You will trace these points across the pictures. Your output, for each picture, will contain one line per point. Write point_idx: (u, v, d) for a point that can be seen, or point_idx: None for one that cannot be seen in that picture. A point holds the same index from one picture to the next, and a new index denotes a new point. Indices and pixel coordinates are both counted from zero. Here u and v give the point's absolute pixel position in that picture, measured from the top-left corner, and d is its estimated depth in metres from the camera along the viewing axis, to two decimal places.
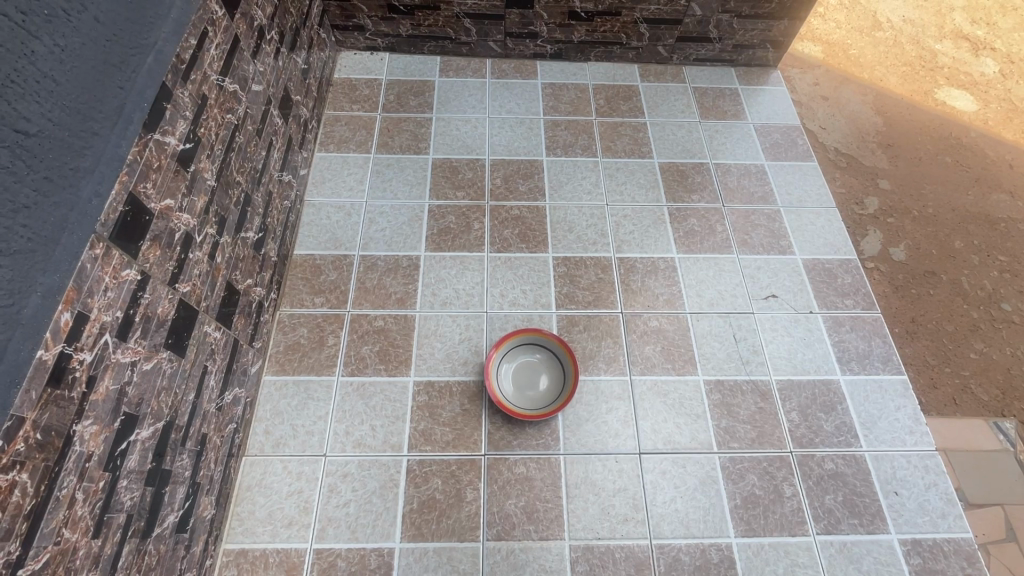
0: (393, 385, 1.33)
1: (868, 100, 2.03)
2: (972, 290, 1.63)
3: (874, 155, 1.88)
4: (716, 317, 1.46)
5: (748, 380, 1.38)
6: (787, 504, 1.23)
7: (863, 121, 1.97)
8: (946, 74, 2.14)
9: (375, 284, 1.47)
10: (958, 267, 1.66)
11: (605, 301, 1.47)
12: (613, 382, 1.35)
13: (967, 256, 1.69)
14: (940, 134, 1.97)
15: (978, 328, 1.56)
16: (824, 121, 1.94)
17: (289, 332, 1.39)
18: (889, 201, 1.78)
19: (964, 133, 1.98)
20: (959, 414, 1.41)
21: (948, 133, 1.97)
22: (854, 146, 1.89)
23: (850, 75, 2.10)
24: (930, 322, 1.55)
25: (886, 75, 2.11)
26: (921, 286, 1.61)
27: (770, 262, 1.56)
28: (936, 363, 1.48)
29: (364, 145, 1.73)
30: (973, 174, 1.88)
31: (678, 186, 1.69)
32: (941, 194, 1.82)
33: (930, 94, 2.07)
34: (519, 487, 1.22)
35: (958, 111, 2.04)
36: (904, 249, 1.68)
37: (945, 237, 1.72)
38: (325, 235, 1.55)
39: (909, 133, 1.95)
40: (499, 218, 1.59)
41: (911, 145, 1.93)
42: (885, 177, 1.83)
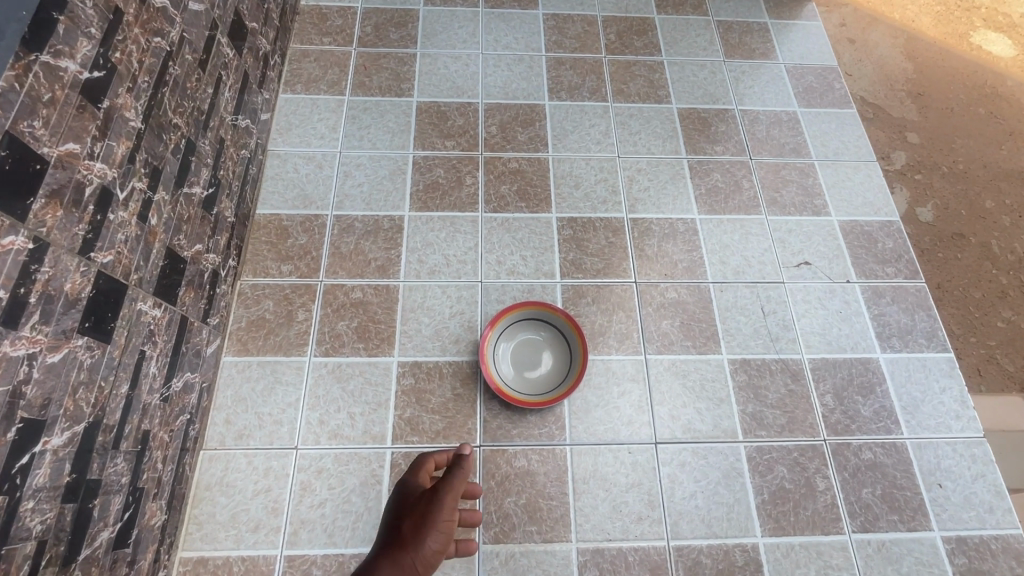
0: (375, 367, 1.15)
1: (898, 44, 1.80)
2: (1001, 254, 1.48)
3: (903, 106, 1.69)
4: (742, 287, 1.29)
5: (777, 359, 1.22)
6: (820, 499, 1.10)
7: (893, 67, 1.75)
8: (982, 15, 1.89)
9: (352, 249, 1.27)
10: (988, 228, 1.52)
11: (617, 269, 1.28)
12: (625, 362, 1.19)
13: (999, 217, 1.54)
14: (976, 82, 1.75)
15: (1007, 295, 1.43)
16: (851, 67, 1.73)
17: (252, 305, 1.20)
18: (917, 156, 1.61)
19: (1000, 81, 1.77)
20: (984, 388, 1.31)
21: (983, 82, 1.76)
22: (882, 96, 1.69)
23: (880, 14, 1.85)
24: (956, 288, 1.43)
25: (918, 15, 1.87)
26: (948, 250, 1.48)
27: (802, 223, 1.38)
28: (960, 334, 1.37)
29: (336, 85, 1.48)
30: (1008, 127, 1.68)
31: (699, 135, 1.48)
32: (973, 149, 1.64)
33: (966, 38, 1.84)
34: (519, 483, 1.07)
35: (993, 57, 1.81)
36: (931, 210, 1.53)
37: (975, 196, 1.56)
38: (292, 192, 1.33)
39: (942, 81, 1.75)
40: (494, 172, 1.38)
41: (944, 94, 1.72)
42: (915, 130, 1.65)
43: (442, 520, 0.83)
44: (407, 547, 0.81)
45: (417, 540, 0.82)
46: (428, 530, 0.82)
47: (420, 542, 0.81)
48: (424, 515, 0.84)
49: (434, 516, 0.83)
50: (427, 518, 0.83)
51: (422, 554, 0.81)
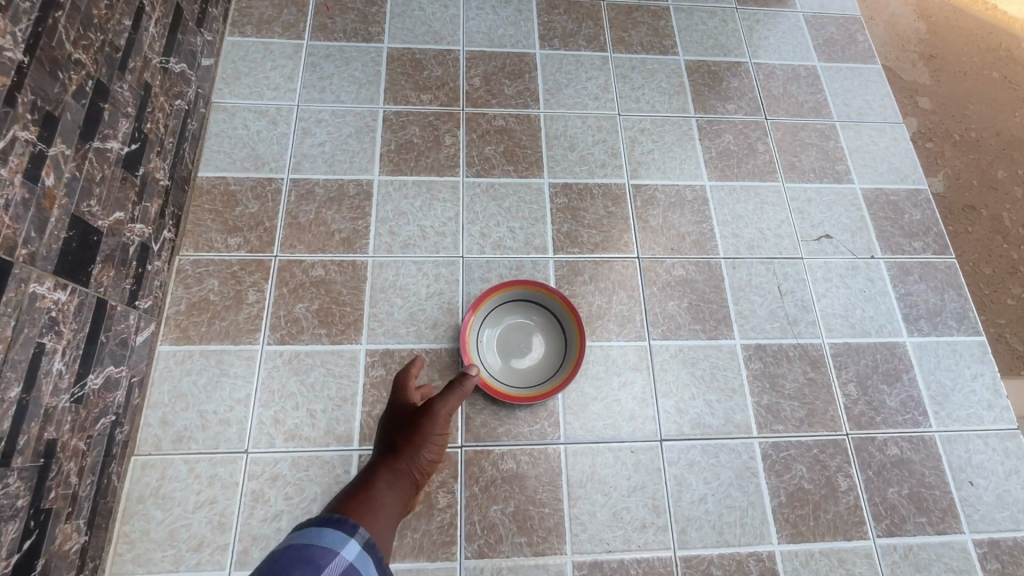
0: (339, 357, 1.00)
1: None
2: (1014, 227, 1.37)
3: (914, 68, 1.54)
4: (757, 263, 1.15)
5: (795, 345, 1.09)
6: (842, 501, 0.98)
7: (904, 27, 1.59)
8: None
9: (312, 219, 1.09)
10: (1000, 200, 1.39)
11: (617, 243, 1.13)
12: (626, 349, 1.05)
13: (1013, 188, 1.41)
14: (990, 44, 1.60)
15: (1019, 271, 1.32)
16: None
17: (193, 285, 1.02)
18: (927, 123, 1.48)
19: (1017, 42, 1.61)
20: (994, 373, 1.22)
21: (998, 43, 1.60)
22: (891, 57, 1.55)
23: None
24: (965, 264, 1.32)
25: None
26: (957, 222, 1.36)
27: (822, 192, 1.23)
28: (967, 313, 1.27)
29: (292, 27, 1.27)
30: None
31: (709, 91, 1.31)
32: (986, 115, 1.50)
33: None
34: (506, 488, 0.94)
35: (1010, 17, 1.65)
36: (941, 180, 1.41)
37: (988, 165, 1.44)
38: (241, 152, 1.14)
39: (955, 42, 1.59)
40: (477, 130, 1.20)
41: (957, 55, 1.58)
42: (925, 95, 1.51)
43: (435, 432, 0.83)
44: (402, 458, 0.81)
45: (411, 450, 0.82)
46: (421, 441, 0.83)
47: (414, 453, 0.82)
48: (417, 426, 0.83)
49: (427, 428, 0.83)
50: (420, 429, 0.83)
51: (417, 464, 0.82)
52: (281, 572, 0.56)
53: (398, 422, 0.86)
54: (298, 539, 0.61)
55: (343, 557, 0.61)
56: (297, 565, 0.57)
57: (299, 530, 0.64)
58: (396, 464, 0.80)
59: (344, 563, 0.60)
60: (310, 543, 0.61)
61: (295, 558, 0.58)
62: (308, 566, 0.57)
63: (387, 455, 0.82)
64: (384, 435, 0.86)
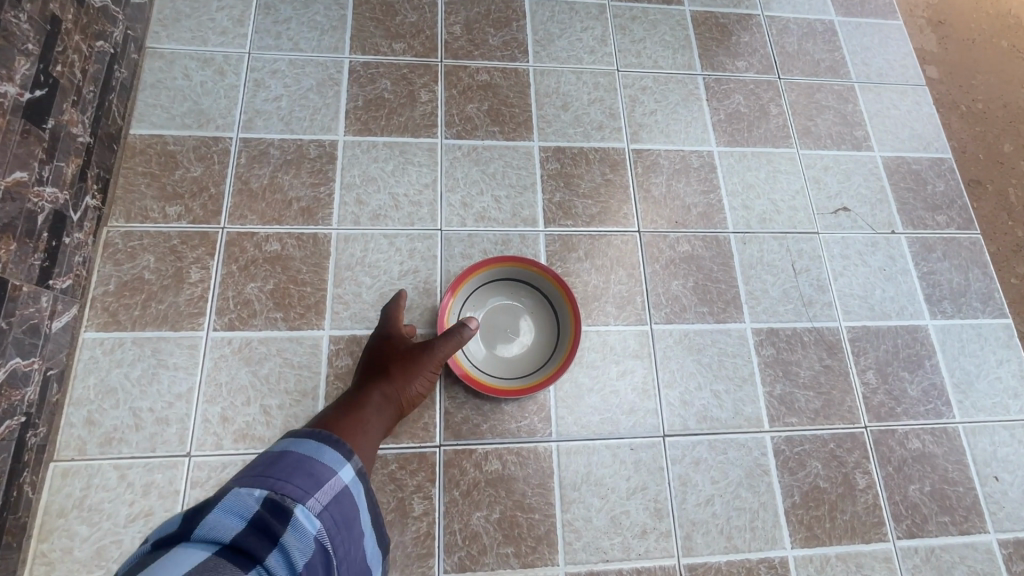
0: (298, 345, 0.86)
1: None
2: None
3: None
4: (770, 238, 1.03)
5: (810, 329, 0.98)
6: (860, 500, 0.89)
7: None
8: None
9: (266, 186, 0.94)
10: None
11: (616, 215, 1.00)
12: (626, 334, 0.93)
13: None
14: None
15: None
16: None
17: (124, 261, 0.87)
18: None
19: None
20: None
21: None
22: None
23: None
24: None
25: None
26: None
27: (840, 160, 1.12)
28: None
29: None
30: None
31: (717, 46, 1.17)
32: None
33: None
34: (491, 493, 0.83)
35: None
36: None
37: None
38: (181, 106, 0.98)
39: None
40: (458, 85, 1.05)
41: None
42: None
43: (430, 370, 0.78)
44: (393, 383, 0.76)
45: (402, 375, 0.77)
46: (415, 375, 0.77)
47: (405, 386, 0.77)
48: (412, 361, 0.78)
49: (422, 365, 0.78)
50: (415, 364, 0.78)
51: (406, 393, 0.77)
52: (282, 480, 0.55)
53: (389, 345, 0.81)
54: (296, 448, 0.59)
55: (340, 478, 0.59)
56: (297, 476, 0.56)
57: (297, 438, 0.61)
58: (385, 388, 0.76)
59: (342, 486, 0.59)
60: (309, 457, 0.59)
61: (295, 469, 0.57)
62: (308, 480, 0.56)
63: (376, 378, 0.77)
64: (372, 354, 0.80)
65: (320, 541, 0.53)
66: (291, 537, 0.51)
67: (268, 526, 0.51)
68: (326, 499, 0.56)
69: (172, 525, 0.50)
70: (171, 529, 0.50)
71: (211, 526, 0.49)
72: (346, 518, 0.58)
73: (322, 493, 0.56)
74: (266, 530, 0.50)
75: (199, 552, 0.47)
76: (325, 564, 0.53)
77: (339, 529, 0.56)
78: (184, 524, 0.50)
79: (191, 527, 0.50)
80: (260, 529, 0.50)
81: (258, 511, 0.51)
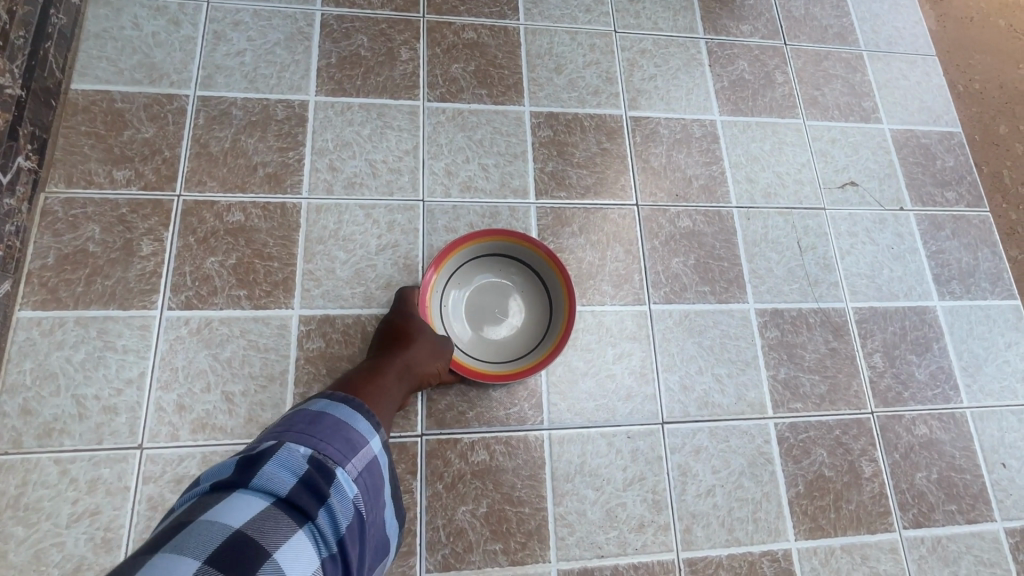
0: (264, 326, 0.78)
1: None
2: None
3: None
4: (774, 214, 0.97)
5: (816, 310, 0.93)
6: (866, 489, 0.85)
7: None
8: None
9: (228, 149, 0.85)
10: None
11: (612, 187, 0.93)
12: (623, 315, 0.87)
13: None
14: None
15: None
16: None
17: (65, 232, 0.78)
18: None
19: None
20: None
21: None
22: None
23: None
24: None
25: None
26: None
27: (847, 132, 1.06)
28: None
29: None
30: None
31: (720, 8, 1.10)
32: None
33: None
34: (478, 485, 0.76)
35: None
36: None
37: None
38: (130, 59, 0.87)
39: None
40: (442, 43, 0.96)
41: None
42: None
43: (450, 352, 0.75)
44: (413, 353, 0.71)
45: (423, 346, 0.72)
46: (436, 352, 0.73)
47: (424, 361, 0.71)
48: (433, 338, 0.74)
49: (443, 344, 0.74)
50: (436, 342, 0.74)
51: (424, 371, 0.71)
52: (324, 442, 0.51)
53: (407, 316, 0.76)
54: (333, 410, 0.55)
55: (375, 447, 0.55)
56: (337, 439, 0.52)
57: (331, 399, 0.56)
58: (405, 356, 0.70)
59: (374, 456, 0.54)
60: (347, 420, 0.54)
61: (334, 432, 0.52)
62: (348, 445, 0.52)
63: (395, 347, 0.72)
64: (391, 323, 0.75)
65: (359, 508, 0.50)
66: (336, 502, 0.48)
67: (317, 487, 0.47)
68: (363, 466, 0.52)
69: (225, 471, 0.47)
70: (220, 475, 0.47)
71: (266, 479, 0.46)
72: (377, 488, 0.54)
73: (360, 459, 0.52)
74: (317, 489, 0.47)
75: (257, 503, 0.44)
76: (361, 531, 0.50)
77: (372, 499, 0.53)
78: (236, 473, 0.46)
79: (242, 476, 0.46)
80: (311, 489, 0.47)
81: (308, 470, 0.48)
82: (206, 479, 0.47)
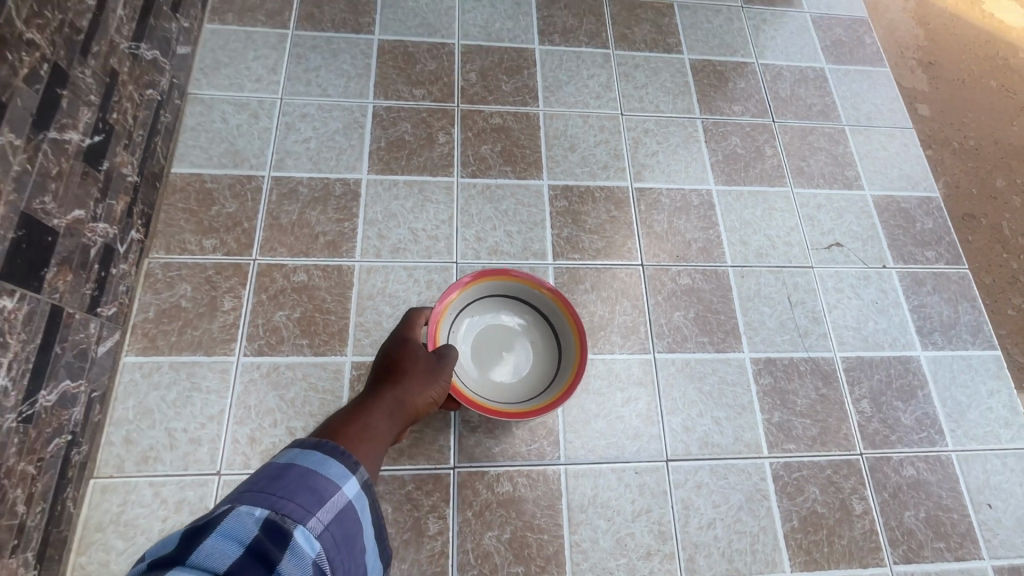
0: (322, 371, 0.92)
1: (908, 5, 1.54)
2: (1012, 237, 1.25)
3: (913, 74, 1.44)
4: (766, 272, 1.09)
5: (807, 359, 1.03)
6: (857, 525, 0.93)
7: (902, 32, 1.50)
8: None
9: (295, 220, 1.02)
10: (999, 209, 1.28)
11: (620, 250, 1.07)
12: (630, 362, 0.99)
13: (1010, 198, 1.30)
14: (987, 52, 1.51)
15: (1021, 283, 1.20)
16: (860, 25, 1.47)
17: (163, 291, 0.94)
18: (926, 128, 1.36)
19: (1015, 51, 1.53)
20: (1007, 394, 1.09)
21: (996, 52, 1.52)
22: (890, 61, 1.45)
23: None
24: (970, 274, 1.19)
25: None
26: (960, 232, 1.24)
27: (832, 198, 1.18)
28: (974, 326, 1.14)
29: (277, 16, 1.20)
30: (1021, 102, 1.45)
31: (714, 91, 1.26)
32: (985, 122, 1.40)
33: (978, 4, 1.59)
34: (502, 514, 0.87)
35: (1007, 26, 1.57)
36: (941, 186, 1.29)
37: (986, 173, 1.33)
38: (218, 147, 1.06)
39: (955, 47, 1.51)
40: (473, 128, 1.13)
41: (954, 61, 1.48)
42: (927, 102, 1.40)
43: (444, 378, 0.80)
44: (399, 390, 0.76)
45: (416, 380, 0.78)
46: (429, 381, 0.79)
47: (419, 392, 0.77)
48: (428, 369, 0.80)
49: (438, 372, 0.80)
50: (431, 371, 0.80)
51: (419, 400, 0.77)
52: (283, 500, 0.52)
53: (405, 350, 0.82)
54: (300, 462, 0.56)
55: (345, 495, 0.56)
56: (299, 494, 0.53)
57: (301, 449, 0.58)
58: (398, 392, 0.76)
59: (344, 503, 0.56)
60: (311, 473, 0.55)
61: (297, 485, 0.54)
62: (311, 497, 0.53)
63: (385, 385, 0.77)
64: (381, 365, 0.81)
65: (320, 564, 0.50)
66: (289, 563, 0.48)
67: (266, 552, 0.48)
68: (329, 517, 0.53)
69: (169, 546, 0.48)
70: (167, 549, 0.48)
71: (207, 553, 0.46)
72: (348, 536, 0.55)
73: (324, 512, 0.53)
74: (265, 556, 0.47)
75: None
76: None
77: (341, 548, 0.53)
78: (180, 546, 0.47)
79: (187, 550, 0.47)
80: (261, 552, 0.47)
81: (257, 536, 0.48)
82: (154, 553, 0.48)
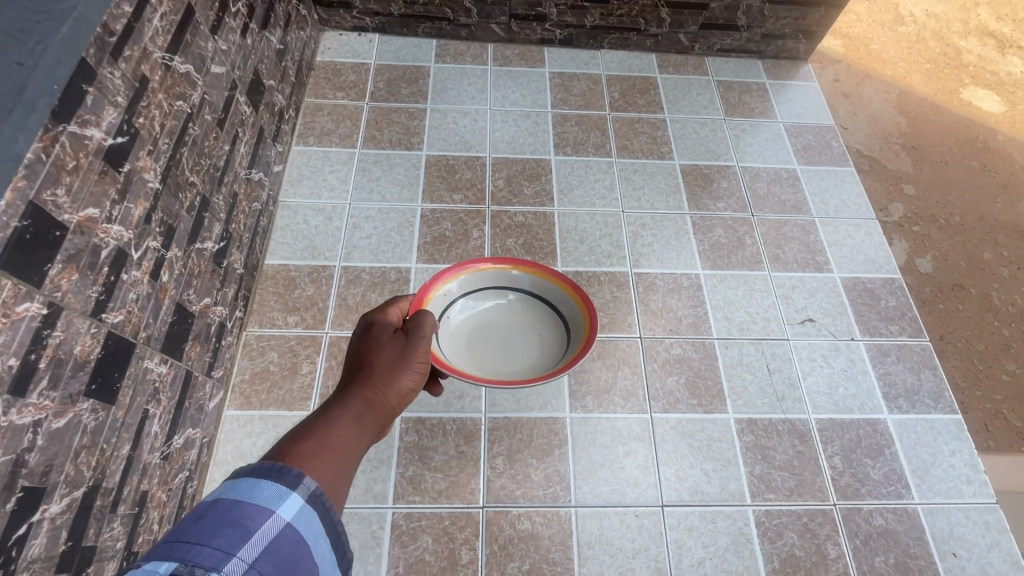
0: None
1: (891, 99, 1.81)
2: (1002, 304, 1.43)
3: (898, 159, 1.67)
4: (747, 343, 1.29)
5: (784, 420, 1.21)
6: (832, 568, 1.06)
7: (887, 123, 1.74)
8: (971, 73, 1.91)
9: (358, 301, 1.28)
10: (987, 280, 1.47)
11: (622, 325, 1.29)
12: (630, 420, 1.18)
13: (997, 269, 1.49)
14: (966, 137, 1.74)
15: (1011, 348, 1.37)
16: (846, 121, 1.72)
17: (256, 357, 1.19)
18: (913, 207, 1.57)
19: (991, 135, 1.75)
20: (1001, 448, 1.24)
21: (975, 136, 1.74)
22: (877, 149, 1.68)
23: (871, 70, 1.87)
24: (960, 340, 1.36)
25: (909, 72, 1.89)
26: (951, 301, 1.42)
27: (805, 280, 1.39)
28: (967, 385, 1.30)
29: (348, 138, 1.53)
30: (1002, 181, 1.66)
31: (701, 191, 1.51)
32: (969, 201, 1.61)
33: (956, 94, 1.85)
34: (522, 547, 1.04)
35: (984, 112, 1.81)
36: (930, 260, 1.48)
37: (973, 248, 1.52)
38: (301, 243, 1.34)
39: (935, 133, 1.74)
40: (500, 225, 1.40)
41: (937, 145, 1.71)
42: (911, 183, 1.62)
43: (416, 358, 0.75)
44: (369, 388, 0.69)
45: (383, 376, 0.71)
46: (398, 367, 0.72)
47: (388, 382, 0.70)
48: (396, 354, 0.74)
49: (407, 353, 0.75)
50: (400, 355, 0.74)
51: (391, 390, 0.70)
52: (196, 544, 0.44)
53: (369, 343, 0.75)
54: (227, 494, 0.49)
55: (281, 518, 0.49)
56: (219, 532, 0.46)
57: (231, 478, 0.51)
58: (367, 390, 0.69)
59: (281, 527, 0.48)
60: (237, 507, 0.48)
61: (217, 523, 0.46)
62: (233, 534, 0.46)
63: (349, 385, 0.69)
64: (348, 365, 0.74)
65: None
66: None
67: None
68: (256, 552, 0.46)
69: None
70: None
71: None
72: (291, 561, 0.48)
73: (253, 545, 0.46)
74: None
75: None
76: None
77: None
78: None
79: None
80: None
81: None
82: None
